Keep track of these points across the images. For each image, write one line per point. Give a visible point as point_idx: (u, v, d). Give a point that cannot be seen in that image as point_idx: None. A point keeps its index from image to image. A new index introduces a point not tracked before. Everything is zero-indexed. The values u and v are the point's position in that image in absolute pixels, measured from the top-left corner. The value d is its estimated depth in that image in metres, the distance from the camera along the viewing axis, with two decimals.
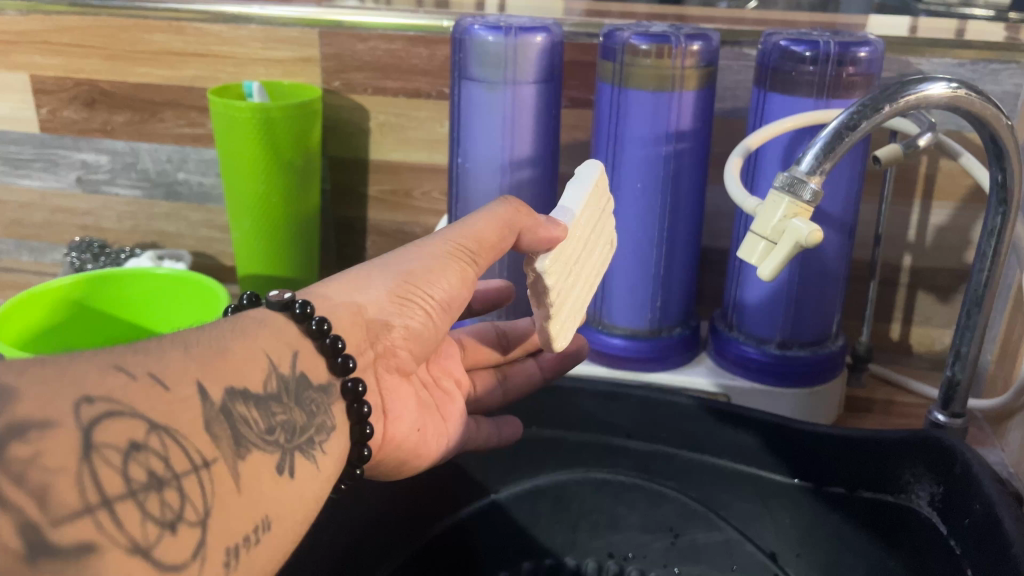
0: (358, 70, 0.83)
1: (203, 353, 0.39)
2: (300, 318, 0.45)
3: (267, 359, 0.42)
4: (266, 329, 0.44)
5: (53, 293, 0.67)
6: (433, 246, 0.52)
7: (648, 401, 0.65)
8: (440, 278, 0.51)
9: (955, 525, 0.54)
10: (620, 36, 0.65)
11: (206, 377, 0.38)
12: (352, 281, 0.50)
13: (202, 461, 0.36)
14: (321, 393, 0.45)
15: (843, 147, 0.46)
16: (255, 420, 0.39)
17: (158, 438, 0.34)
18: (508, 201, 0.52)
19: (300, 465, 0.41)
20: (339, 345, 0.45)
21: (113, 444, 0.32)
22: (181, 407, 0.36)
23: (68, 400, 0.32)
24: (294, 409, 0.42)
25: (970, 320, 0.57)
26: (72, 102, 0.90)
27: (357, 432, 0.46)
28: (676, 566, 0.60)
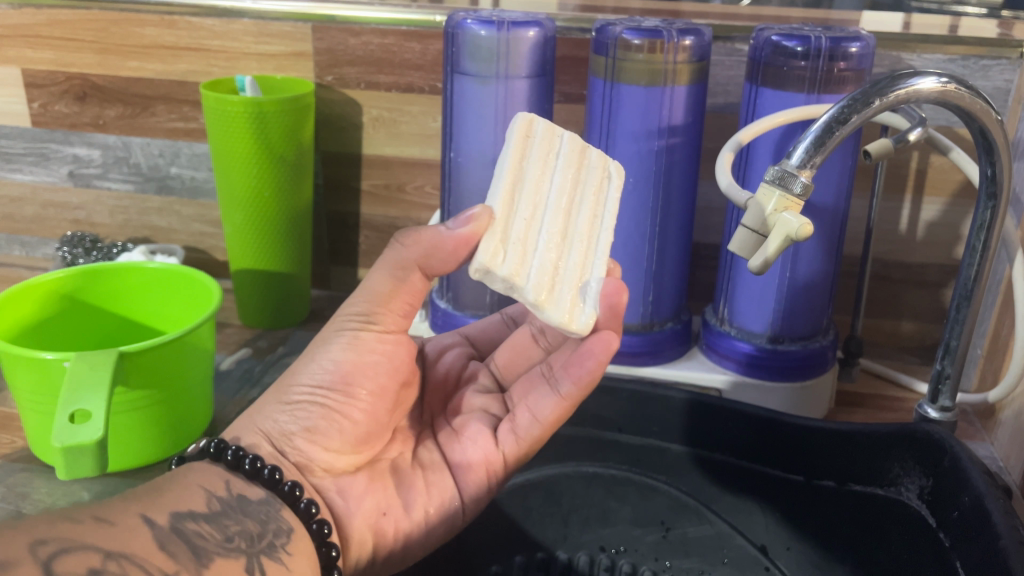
0: (350, 65, 0.83)
1: (141, 495, 0.43)
2: (217, 455, 0.49)
3: (202, 489, 0.46)
4: (194, 471, 0.47)
5: (47, 286, 0.67)
6: (335, 330, 0.52)
7: (639, 394, 0.65)
8: (346, 359, 0.52)
9: (944, 517, 0.54)
10: (612, 31, 0.65)
11: (150, 511, 0.41)
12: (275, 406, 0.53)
13: (163, 575, 0.38)
14: (264, 504, 0.48)
15: (833, 141, 0.47)
16: (210, 533, 0.43)
17: (116, 563, 0.37)
18: (397, 241, 0.50)
19: (268, 565, 0.44)
20: (257, 463, 0.48)
21: (74, 573, 0.35)
22: (130, 535, 0.39)
23: (22, 544, 0.34)
24: (245, 520, 0.45)
25: (959, 314, 0.57)
26: (64, 97, 0.90)
27: (315, 533, 0.48)
28: (667, 560, 0.59)
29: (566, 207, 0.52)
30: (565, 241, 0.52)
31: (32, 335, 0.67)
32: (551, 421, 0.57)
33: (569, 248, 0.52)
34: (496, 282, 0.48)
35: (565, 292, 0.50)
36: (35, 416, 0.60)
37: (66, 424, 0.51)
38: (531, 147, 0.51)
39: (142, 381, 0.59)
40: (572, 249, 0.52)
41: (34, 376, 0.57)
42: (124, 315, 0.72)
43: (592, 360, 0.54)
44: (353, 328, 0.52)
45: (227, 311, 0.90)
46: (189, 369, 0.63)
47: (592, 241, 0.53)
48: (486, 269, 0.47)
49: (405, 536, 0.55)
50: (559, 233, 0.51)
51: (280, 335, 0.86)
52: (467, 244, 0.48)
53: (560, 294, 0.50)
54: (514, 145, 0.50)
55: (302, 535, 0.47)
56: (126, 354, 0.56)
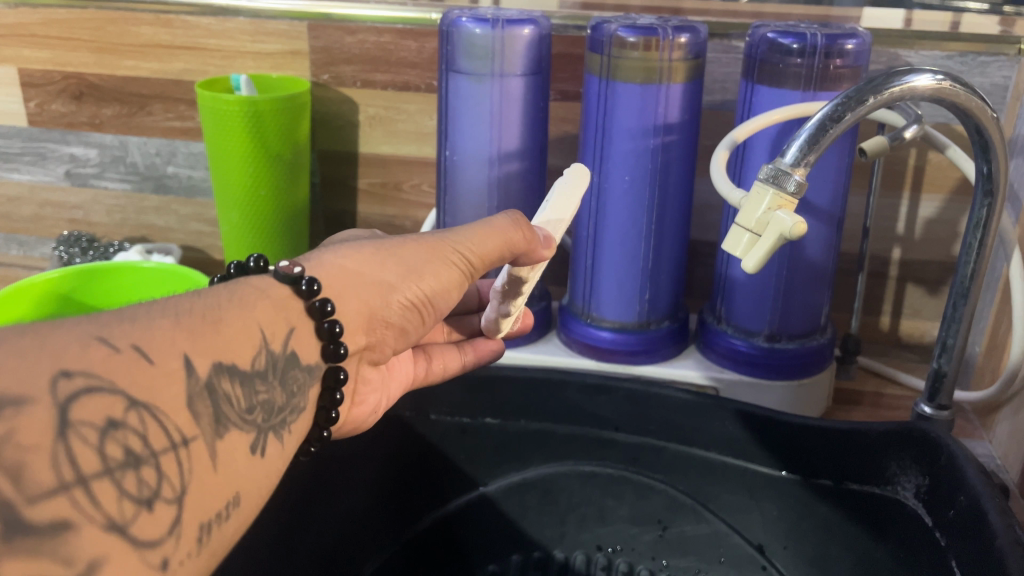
0: (346, 63, 0.82)
1: (194, 323, 0.38)
2: (306, 295, 0.45)
3: (260, 334, 0.42)
4: (266, 300, 0.44)
5: (40, 285, 0.67)
6: (432, 245, 0.51)
7: (636, 394, 0.64)
8: (438, 281, 0.51)
9: (941, 517, 0.53)
10: (608, 28, 0.64)
11: (195, 351, 0.38)
12: (357, 258, 0.50)
13: (180, 439, 0.36)
14: (306, 373, 0.46)
15: (827, 139, 0.46)
16: (237, 398, 0.40)
17: (137, 415, 0.34)
18: (512, 218, 0.51)
19: (270, 444, 0.42)
20: (336, 330, 0.46)
21: (90, 422, 0.32)
22: (163, 382, 0.36)
23: (44, 376, 0.32)
24: (276, 388, 0.43)
25: (956, 312, 0.57)
26: (60, 95, 0.90)
27: (322, 415, 0.48)
28: (664, 559, 0.61)
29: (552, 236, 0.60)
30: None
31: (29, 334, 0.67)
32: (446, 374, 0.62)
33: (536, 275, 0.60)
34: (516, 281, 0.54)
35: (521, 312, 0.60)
36: None
37: None
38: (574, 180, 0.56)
39: None
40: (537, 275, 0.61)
41: None
42: None
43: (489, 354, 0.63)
44: (455, 262, 0.51)
45: None
46: None
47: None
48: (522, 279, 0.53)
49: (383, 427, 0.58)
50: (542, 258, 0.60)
51: None
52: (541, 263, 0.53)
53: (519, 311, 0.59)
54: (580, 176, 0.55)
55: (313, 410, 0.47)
56: None
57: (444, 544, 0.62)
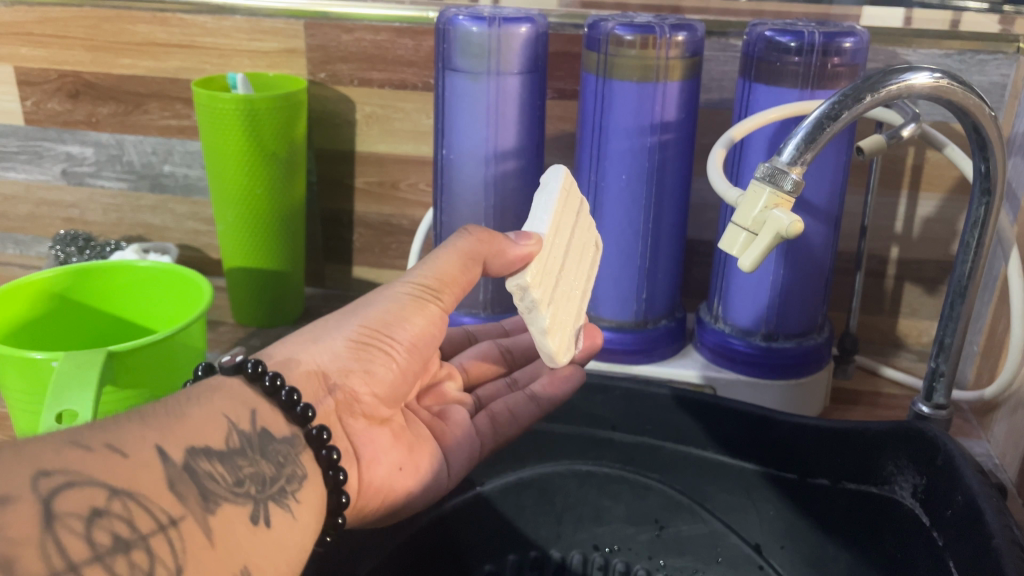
0: (343, 62, 0.82)
1: (160, 421, 0.40)
2: (253, 377, 0.46)
3: (225, 419, 0.43)
4: (221, 392, 0.45)
5: (38, 284, 0.66)
6: (395, 288, 0.54)
7: (633, 393, 0.65)
8: (405, 320, 0.53)
9: (938, 517, 0.53)
10: (605, 27, 0.64)
11: (166, 441, 0.39)
12: (315, 333, 0.52)
13: (167, 519, 0.36)
14: (286, 444, 0.46)
15: (825, 138, 0.46)
16: (222, 475, 0.40)
17: (121, 503, 0.35)
18: (467, 233, 0.53)
19: (274, 515, 0.42)
20: (294, 396, 0.46)
21: (75, 512, 0.33)
22: (140, 472, 0.37)
23: (23, 476, 0.33)
24: (261, 461, 0.43)
25: (953, 312, 0.57)
26: (56, 94, 0.90)
27: (330, 480, 0.47)
28: (661, 559, 0.61)
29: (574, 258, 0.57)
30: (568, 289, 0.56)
31: (25, 333, 0.66)
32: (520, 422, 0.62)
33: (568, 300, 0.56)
34: (526, 300, 0.50)
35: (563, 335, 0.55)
36: (28, 415, 0.60)
37: (54, 424, 0.51)
38: (567, 201, 0.56)
39: (132, 382, 0.58)
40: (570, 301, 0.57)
41: (22, 376, 0.57)
42: (114, 313, 0.72)
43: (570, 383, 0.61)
44: (416, 295, 0.53)
45: (221, 309, 0.90)
46: (178, 370, 0.62)
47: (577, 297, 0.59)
48: (526, 288, 0.49)
49: (409, 496, 0.54)
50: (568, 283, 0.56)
51: (273, 333, 0.86)
52: (524, 262, 0.50)
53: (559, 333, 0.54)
54: (559, 191, 0.54)
55: (317, 480, 0.46)
56: (116, 354, 0.56)
57: (443, 547, 0.61)
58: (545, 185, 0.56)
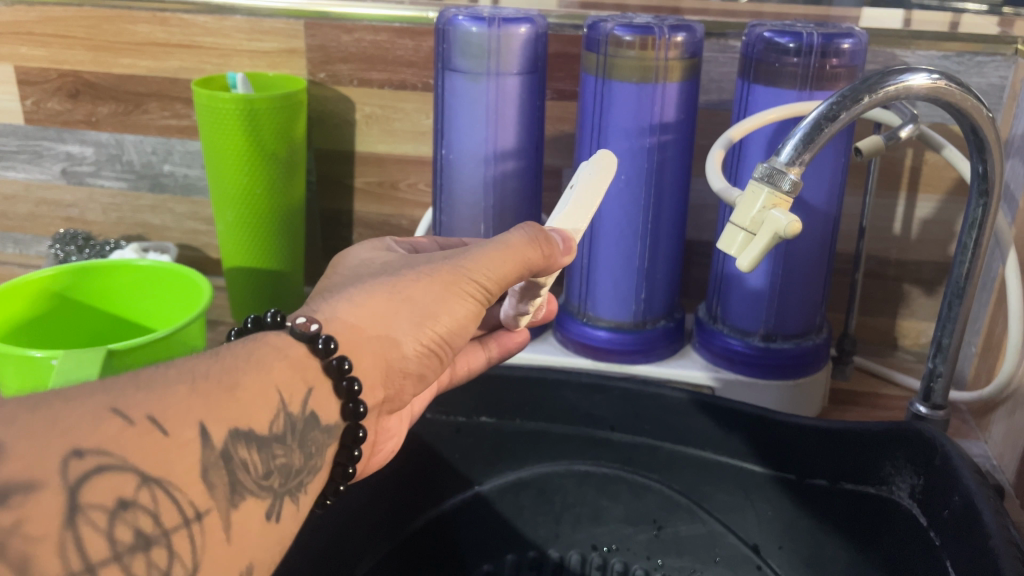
0: (343, 62, 0.82)
1: (211, 390, 0.38)
2: (322, 353, 0.44)
3: (278, 397, 0.41)
4: (284, 361, 0.43)
5: (36, 284, 0.66)
6: (447, 278, 0.49)
7: (630, 392, 0.64)
8: (454, 318, 0.49)
9: (935, 517, 0.53)
10: (604, 28, 0.64)
11: (211, 419, 0.37)
12: (363, 313, 0.47)
13: (193, 514, 0.35)
14: (325, 433, 0.44)
15: (823, 138, 0.46)
16: (255, 464, 0.39)
17: (149, 492, 0.34)
18: (532, 235, 0.48)
19: (286, 509, 0.41)
20: (355, 388, 0.45)
21: (100, 505, 0.32)
22: (178, 454, 0.35)
23: (56, 455, 0.32)
24: (294, 451, 0.42)
25: (951, 312, 0.57)
26: (56, 94, 0.90)
27: (339, 472, 0.47)
28: (659, 559, 0.61)
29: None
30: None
31: (26, 333, 0.66)
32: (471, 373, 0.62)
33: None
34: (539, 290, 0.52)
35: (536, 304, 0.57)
36: None
37: None
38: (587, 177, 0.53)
39: None
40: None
41: (21, 374, 0.57)
42: (114, 313, 0.72)
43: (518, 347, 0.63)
44: (469, 293, 0.49)
45: (220, 309, 0.90)
46: None
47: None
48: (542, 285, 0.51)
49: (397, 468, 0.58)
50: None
51: None
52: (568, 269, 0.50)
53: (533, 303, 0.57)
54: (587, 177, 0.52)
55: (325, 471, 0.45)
56: (114, 352, 0.56)
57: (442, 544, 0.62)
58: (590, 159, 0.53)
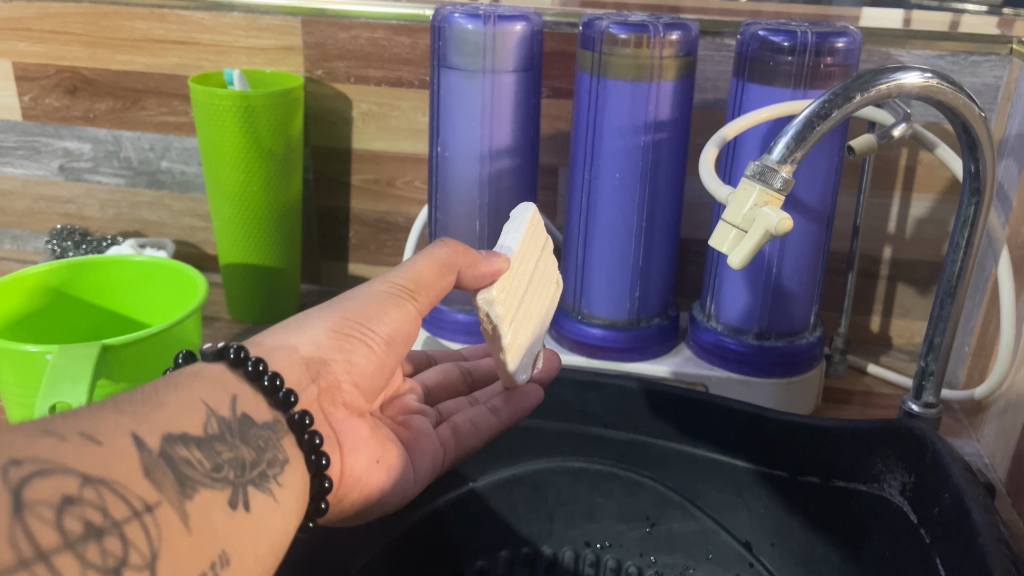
0: (340, 59, 0.82)
1: (136, 410, 0.39)
2: (236, 362, 0.46)
3: (205, 406, 0.42)
4: (201, 379, 0.44)
5: (32, 278, 0.66)
6: (374, 287, 0.53)
7: (624, 390, 0.65)
8: (384, 314, 0.52)
9: (925, 515, 0.53)
10: (599, 26, 0.64)
11: (142, 429, 0.38)
12: (292, 325, 0.51)
13: (143, 506, 0.36)
14: (267, 429, 0.45)
15: (815, 136, 0.46)
16: (199, 461, 0.40)
17: (94, 490, 0.34)
18: (444, 242, 0.54)
19: (254, 498, 0.42)
20: (277, 381, 0.46)
21: (46, 500, 0.32)
22: (115, 459, 0.36)
23: None
24: (240, 446, 0.43)
25: (943, 311, 0.57)
26: (54, 90, 0.90)
27: (312, 464, 0.47)
28: (652, 555, 0.61)
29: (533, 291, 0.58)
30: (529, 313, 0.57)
31: (20, 326, 0.66)
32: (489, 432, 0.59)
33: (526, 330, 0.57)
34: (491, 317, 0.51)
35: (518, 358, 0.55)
36: (20, 408, 0.60)
37: (46, 416, 0.51)
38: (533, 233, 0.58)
39: (126, 376, 0.59)
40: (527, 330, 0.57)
41: (17, 370, 0.57)
42: (109, 309, 0.72)
43: (530, 403, 0.60)
44: (394, 291, 0.53)
45: (215, 305, 0.91)
46: None
47: (536, 332, 0.59)
48: (492, 303, 0.51)
49: (390, 491, 0.53)
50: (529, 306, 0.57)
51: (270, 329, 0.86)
52: (493, 278, 0.52)
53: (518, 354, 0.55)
54: (529, 220, 0.57)
55: (299, 464, 0.46)
56: (109, 347, 0.56)
57: (433, 538, 0.61)
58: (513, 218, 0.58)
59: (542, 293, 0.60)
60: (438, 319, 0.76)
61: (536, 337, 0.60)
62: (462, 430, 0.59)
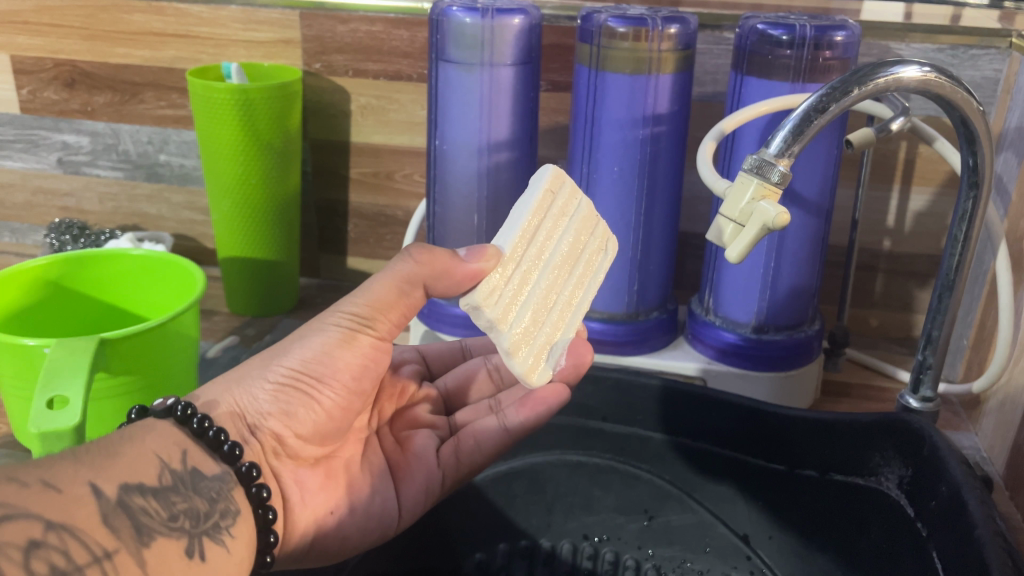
0: (338, 53, 0.82)
1: (93, 459, 0.42)
2: (182, 420, 0.48)
3: (157, 458, 0.45)
4: (154, 433, 0.46)
5: (31, 272, 0.66)
6: (328, 318, 0.53)
7: (622, 383, 0.65)
8: (328, 354, 0.52)
9: (921, 509, 0.54)
10: (597, 19, 0.64)
11: (100, 479, 0.41)
12: (241, 374, 0.53)
13: (102, 552, 0.38)
14: (218, 481, 0.47)
15: (812, 130, 0.46)
16: (156, 509, 0.42)
17: (57, 535, 0.37)
18: (409, 255, 0.52)
19: (209, 548, 0.44)
20: (221, 435, 0.48)
21: (14, 543, 0.35)
22: (75, 506, 0.39)
23: None
24: (194, 497, 0.45)
25: (941, 304, 0.57)
26: (52, 83, 0.90)
27: (260, 518, 0.48)
28: (650, 548, 0.60)
29: (562, 269, 0.54)
30: (554, 295, 0.54)
31: (17, 321, 0.66)
32: (490, 449, 0.61)
33: (551, 312, 0.55)
34: (481, 320, 0.51)
35: (532, 352, 0.53)
36: (16, 400, 0.60)
37: (41, 408, 0.51)
38: (553, 202, 0.53)
39: (124, 368, 0.59)
40: (553, 312, 0.55)
41: (15, 364, 0.57)
42: (104, 302, 0.72)
43: (546, 408, 0.59)
44: (343, 325, 0.52)
45: (214, 298, 0.91)
46: (173, 359, 0.63)
47: (573, 308, 0.56)
48: (475, 308, 0.50)
49: (343, 537, 0.55)
50: (550, 292, 0.54)
51: (268, 324, 0.86)
52: (472, 280, 0.50)
53: (531, 351, 0.53)
54: (538, 198, 0.52)
55: (247, 518, 0.48)
56: (107, 340, 0.56)
57: (432, 534, 0.61)
58: (532, 184, 0.53)
59: (575, 270, 0.56)
60: (436, 313, 0.76)
61: (576, 317, 0.57)
62: (464, 449, 0.61)
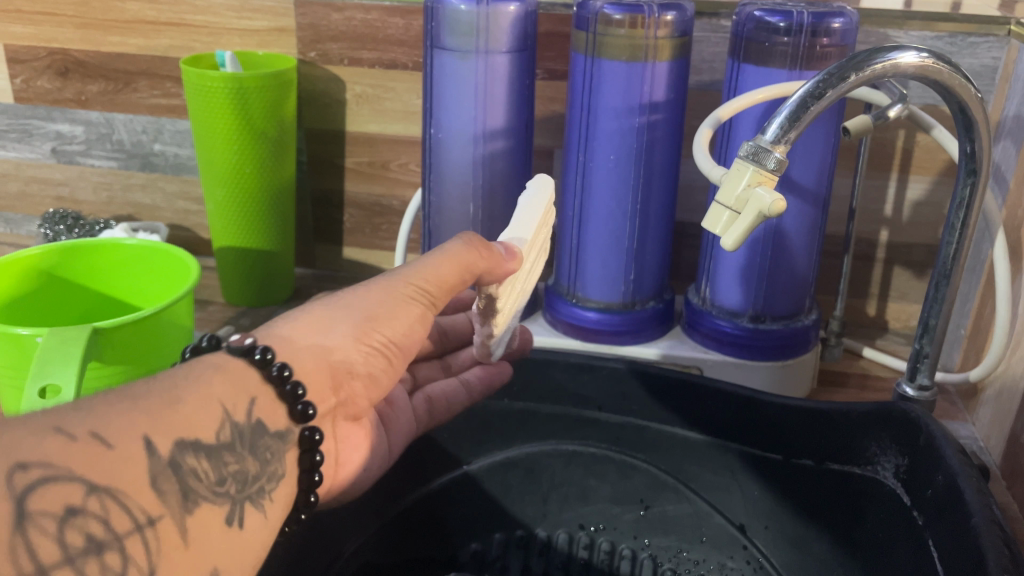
0: (333, 40, 0.82)
1: (152, 404, 0.38)
2: (261, 365, 0.44)
3: (221, 409, 0.41)
4: (222, 373, 0.43)
5: (25, 261, 0.66)
6: (392, 284, 0.51)
7: (617, 372, 0.64)
8: (401, 322, 0.51)
9: (919, 498, 0.53)
10: (593, 6, 0.64)
11: (155, 431, 0.37)
12: (314, 323, 0.49)
13: (145, 519, 0.35)
14: (277, 439, 0.44)
15: (809, 116, 0.46)
16: (205, 472, 0.39)
17: (98, 500, 0.33)
18: (464, 240, 0.52)
19: (248, 514, 0.41)
20: (298, 391, 0.45)
21: (49, 511, 0.32)
22: (125, 466, 0.35)
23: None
24: (246, 458, 0.42)
25: (939, 293, 0.57)
26: (46, 71, 0.89)
27: (306, 480, 0.46)
28: (647, 538, 0.61)
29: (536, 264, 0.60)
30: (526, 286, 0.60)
31: (14, 311, 0.67)
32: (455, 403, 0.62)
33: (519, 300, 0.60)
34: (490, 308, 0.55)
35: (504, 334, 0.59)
36: (8, 388, 0.60)
37: (34, 397, 0.50)
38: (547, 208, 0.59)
39: (118, 358, 0.59)
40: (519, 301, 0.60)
41: (7, 352, 0.57)
42: (102, 292, 0.72)
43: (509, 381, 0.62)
44: (414, 296, 0.52)
45: (209, 289, 0.90)
46: (167, 347, 0.63)
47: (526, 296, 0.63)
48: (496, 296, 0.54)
49: None
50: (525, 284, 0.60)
51: (264, 313, 0.86)
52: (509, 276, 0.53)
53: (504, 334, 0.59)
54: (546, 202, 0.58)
55: (293, 479, 0.45)
56: (100, 330, 0.56)
57: (429, 523, 0.61)
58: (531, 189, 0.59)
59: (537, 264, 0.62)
60: None
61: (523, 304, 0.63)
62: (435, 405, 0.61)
